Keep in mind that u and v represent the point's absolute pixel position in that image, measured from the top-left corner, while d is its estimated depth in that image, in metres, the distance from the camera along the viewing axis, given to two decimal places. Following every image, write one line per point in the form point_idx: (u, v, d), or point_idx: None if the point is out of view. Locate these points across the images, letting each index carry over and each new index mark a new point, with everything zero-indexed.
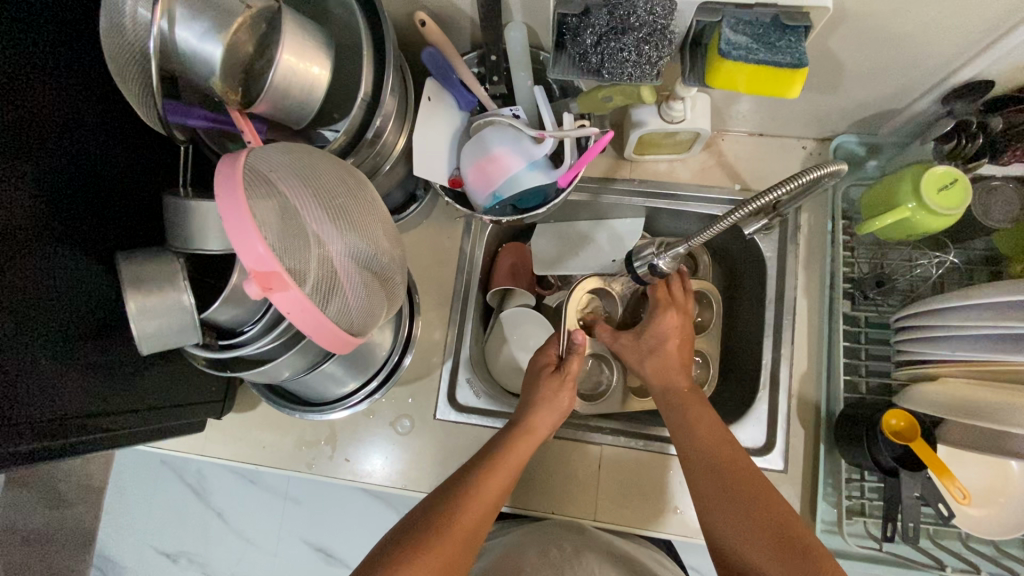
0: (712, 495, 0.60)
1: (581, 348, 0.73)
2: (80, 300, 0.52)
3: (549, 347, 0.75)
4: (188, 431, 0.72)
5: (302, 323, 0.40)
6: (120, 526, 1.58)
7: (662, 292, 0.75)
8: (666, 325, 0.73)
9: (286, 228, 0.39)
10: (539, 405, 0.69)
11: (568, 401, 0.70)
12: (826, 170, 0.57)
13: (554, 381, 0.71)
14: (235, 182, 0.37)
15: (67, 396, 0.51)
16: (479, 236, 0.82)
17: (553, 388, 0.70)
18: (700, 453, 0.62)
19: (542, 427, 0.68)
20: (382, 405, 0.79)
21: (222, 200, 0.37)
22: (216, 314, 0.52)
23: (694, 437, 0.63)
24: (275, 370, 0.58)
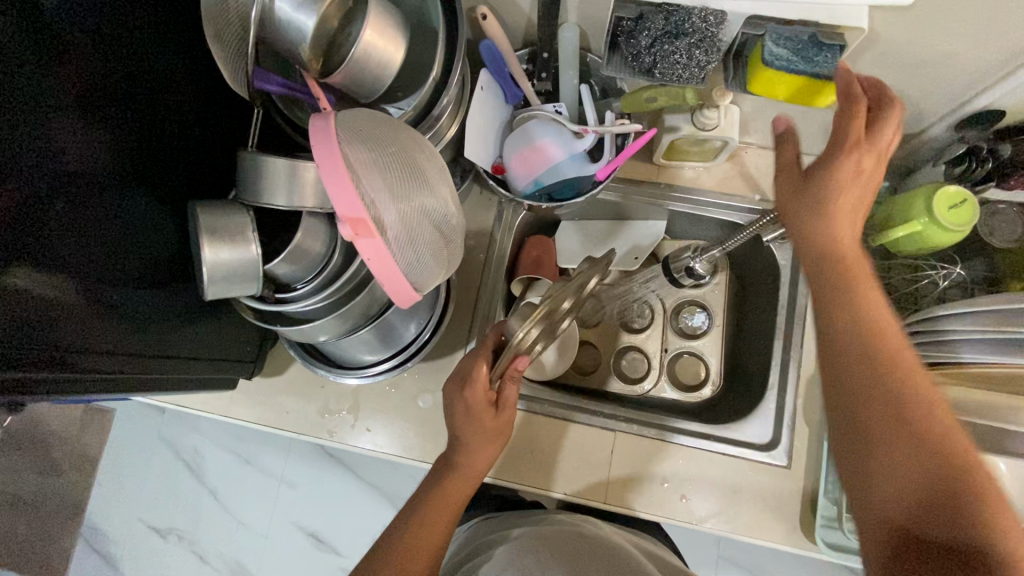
0: (859, 399, 0.50)
1: (518, 374, 0.66)
2: (144, 246, 0.56)
3: (480, 375, 0.65)
4: (218, 386, 0.75)
5: (375, 265, 0.43)
6: (110, 497, 1.57)
7: (859, 124, 0.50)
8: (851, 181, 0.51)
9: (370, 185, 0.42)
10: (477, 444, 0.67)
11: (510, 423, 0.68)
12: None
13: (490, 420, 0.66)
14: (331, 140, 0.41)
15: (122, 333, 0.54)
16: (509, 225, 0.86)
17: (486, 424, 0.66)
18: (857, 348, 0.50)
19: (476, 462, 0.68)
20: (405, 379, 0.81)
21: (320, 153, 0.40)
22: (274, 268, 0.56)
23: (866, 385, 0.50)
24: (315, 331, 0.61)
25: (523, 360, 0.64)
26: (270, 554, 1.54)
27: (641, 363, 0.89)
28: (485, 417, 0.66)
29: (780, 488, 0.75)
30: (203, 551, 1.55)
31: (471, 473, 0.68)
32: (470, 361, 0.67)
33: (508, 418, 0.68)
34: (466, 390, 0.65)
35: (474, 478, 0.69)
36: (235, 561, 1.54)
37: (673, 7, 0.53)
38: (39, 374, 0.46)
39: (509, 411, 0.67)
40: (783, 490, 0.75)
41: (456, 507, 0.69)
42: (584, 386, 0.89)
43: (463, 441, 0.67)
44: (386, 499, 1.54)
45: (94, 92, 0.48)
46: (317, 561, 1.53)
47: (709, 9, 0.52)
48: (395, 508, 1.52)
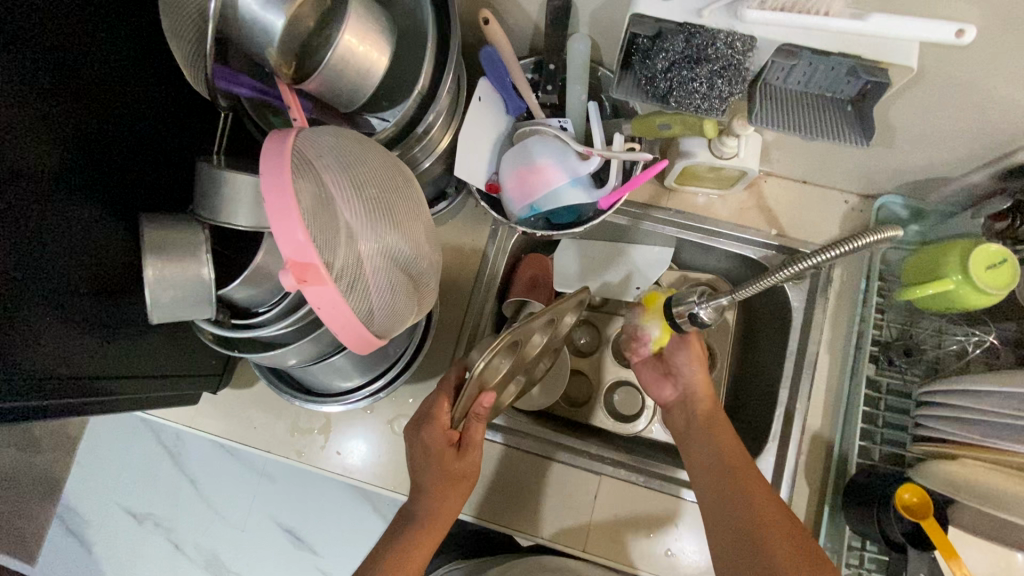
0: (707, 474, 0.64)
1: (484, 412, 0.62)
2: (92, 257, 0.50)
3: (440, 415, 0.62)
4: (180, 401, 0.69)
5: (328, 317, 0.37)
6: (87, 479, 1.55)
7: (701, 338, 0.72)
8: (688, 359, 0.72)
9: (327, 221, 0.37)
10: (440, 489, 0.64)
11: (477, 463, 0.65)
12: (884, 236, 0.51)
13: (455, 461, 0.63)
14: (282, 175, 0.35)
15: (70, 354, 0.49)
16: (503, 243, 0.80)
17: (451, 466, 0.63)
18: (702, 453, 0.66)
19: (447, 506, 0.65)
20: (381, 401, 0.76)
21: (268, 182, 0.35)
22: (233, 293, 0.50)
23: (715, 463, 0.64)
24: (283, 357, 0.56)
25: (486, 397, 0.60)
26: (245, 548, 1.51)
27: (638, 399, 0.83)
28: (447, 459, 0.62)
29: None
30: (179, 540, 1.53)
31: (443, 516, 0.65)
32: (431, 399, 0.64)
33: (474, 457, 0.64)
34: (425, 431, 0.63)
35: (440, 525, 0.65)
36: (209, 551, 1.52)
37: (695, 29, 0.47)
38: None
39: (475, 452, 0.64)
40: None
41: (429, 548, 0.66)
42: (573, 419, 0.83)
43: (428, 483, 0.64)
44: (367, 501, 1.50)
45: (22, 82, 0.42)
46: (292, 559, 1.50)
47: (736, 34, 0.46)
48: (376, 511, 1.49)
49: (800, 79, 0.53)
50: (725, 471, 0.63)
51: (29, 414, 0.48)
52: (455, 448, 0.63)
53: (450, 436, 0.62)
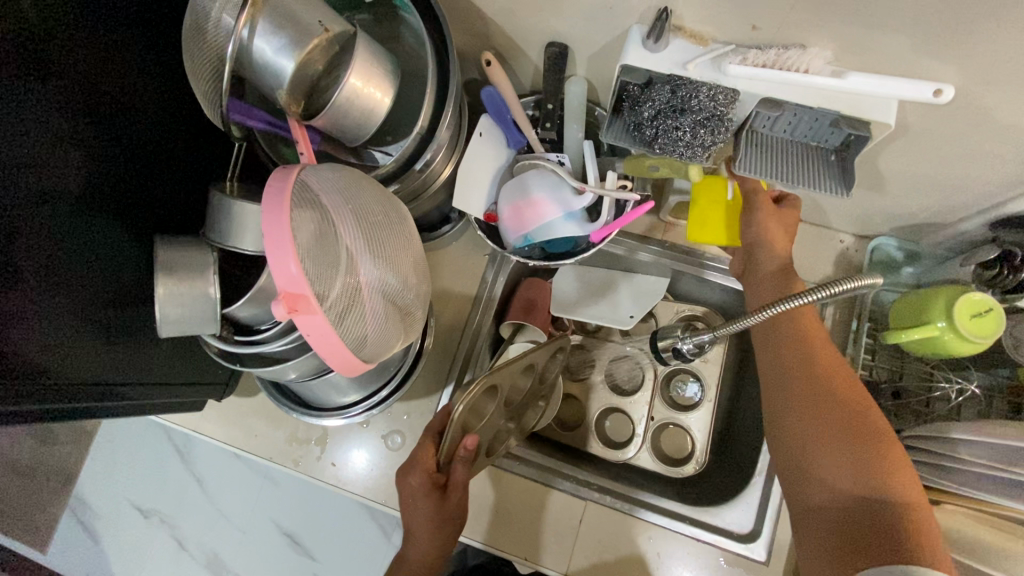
0: (792, 354, 0.61)
1: (468, 454, 0.63)
2: (111, 271, 0.54)
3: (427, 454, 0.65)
4: (187, 407, 0.73)
5: (319, 344, 0.40)
6: (100, 473, 1.60)
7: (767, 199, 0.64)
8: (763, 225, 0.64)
9: (322, 253, 0.40)
10: (426, 530, 0.65)
11: (462, 507, 0.66)
12: (867, 283, 0.52)
13: (441, 503, 0.64)
14: (281, 214, 0.38)
15: (90, 362, 0.53)
16: (503, 267, 0.83)
17: (438, 506, 0.64)
18: (784, 340, 0.62)
19: (436, 549, 0.66)
20: (377, 416, 0.79)
21: (266, 216, 0.38)
22: (237, 311, 0.54)
23: (802, 356, 0.60)
24: (283, 372, 0.59)
25: (468, 439, 0.62)
26: (247, 548, 1.54)
27: (630, 426, 0.84)
28: (432, 500, 0.64)
29: None
30: (183, 537, 1.58)
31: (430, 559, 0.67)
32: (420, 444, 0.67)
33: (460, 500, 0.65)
34: (410, 474, 0.65)
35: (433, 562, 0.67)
36: (212, 550, 1.56)
37: (682, 80, 0.50)
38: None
39: (459, 494, 0.64)
40: None
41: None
42: (564, 443, 0.85)
43: (421, 530, 0.66)
44: (366, 509, 1.52)
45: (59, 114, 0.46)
46: (291, 562, 1.52)
47: (719, 86, 0.49)
48: (374, 520, 1.51)
49: (786, 128, 0.54)
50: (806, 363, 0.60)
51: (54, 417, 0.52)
52: (439, 490, 0.64)
53: (436, 475, 0.64)
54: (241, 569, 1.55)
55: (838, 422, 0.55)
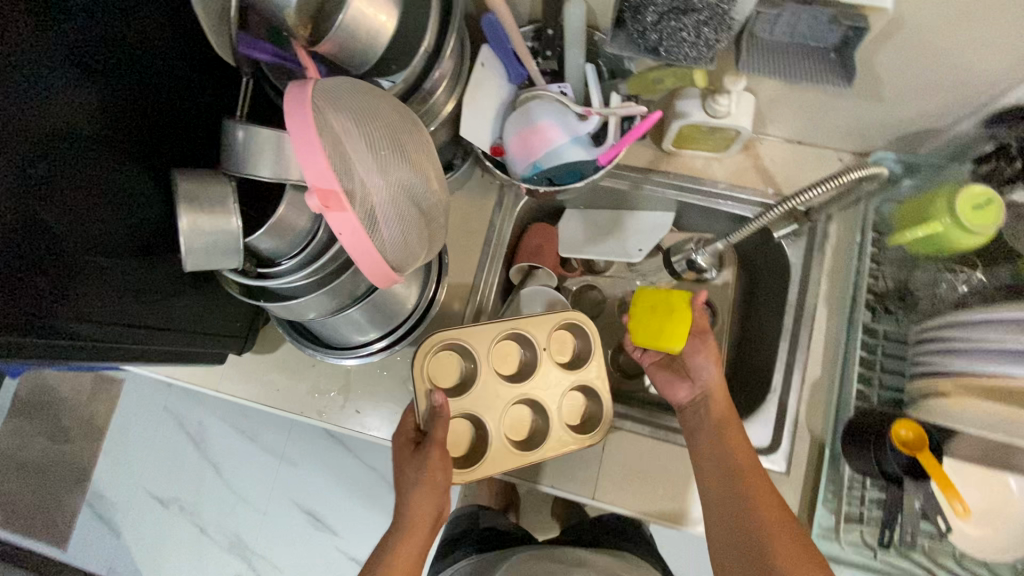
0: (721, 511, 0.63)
1: (441, 407, 0.66)
2: (129, 214, 0.55)
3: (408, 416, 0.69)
4: (209, 360, 0.74)
5: (351, 244, 0.41)
6: (115, 465, 1.61)
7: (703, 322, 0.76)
8: (702, 354, 0.74)
9: (347, 150, 0.40)
10: (408, 494, 0.64)
11: (437, 468, 0.64)
12: (868, 171, 0.64)
13: (414, 462, 0.64)
14: (307, 124, 0.38)
15: (110, 303, 0.54)
16: (510, 210, 0.84)
17: (413, 468, 0.64)
18: (710, 457, 0.66)
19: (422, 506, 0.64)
20: (396, 363, 0.80)
21: (293, 126, 0.38)
22: (258, 242, 0.55)
23: (729, 478, 0.64)
24: (302, 309, 0.60)
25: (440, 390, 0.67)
26: (267, 530, 1.54)
27: None
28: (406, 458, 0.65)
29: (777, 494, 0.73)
30: (203, 522, 1.56)
31: (423, 518, 0.64)
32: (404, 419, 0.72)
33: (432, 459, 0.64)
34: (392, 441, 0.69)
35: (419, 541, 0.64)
36: (233, 533, 1.55)
37: None
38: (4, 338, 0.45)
39: (434, 455, 0.64)
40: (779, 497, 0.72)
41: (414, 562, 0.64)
42: None
43: (406, 489, 0.64)
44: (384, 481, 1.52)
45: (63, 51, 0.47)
46: (312, 540, 1.52)
47: None
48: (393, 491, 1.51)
49: (786, 29, 0.55)
50: (737, 473, 0.64)
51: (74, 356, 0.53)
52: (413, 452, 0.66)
53: (412, 433, 0.67)
54: (264, 551, 1.53)
55: (753, 540, 0.59)
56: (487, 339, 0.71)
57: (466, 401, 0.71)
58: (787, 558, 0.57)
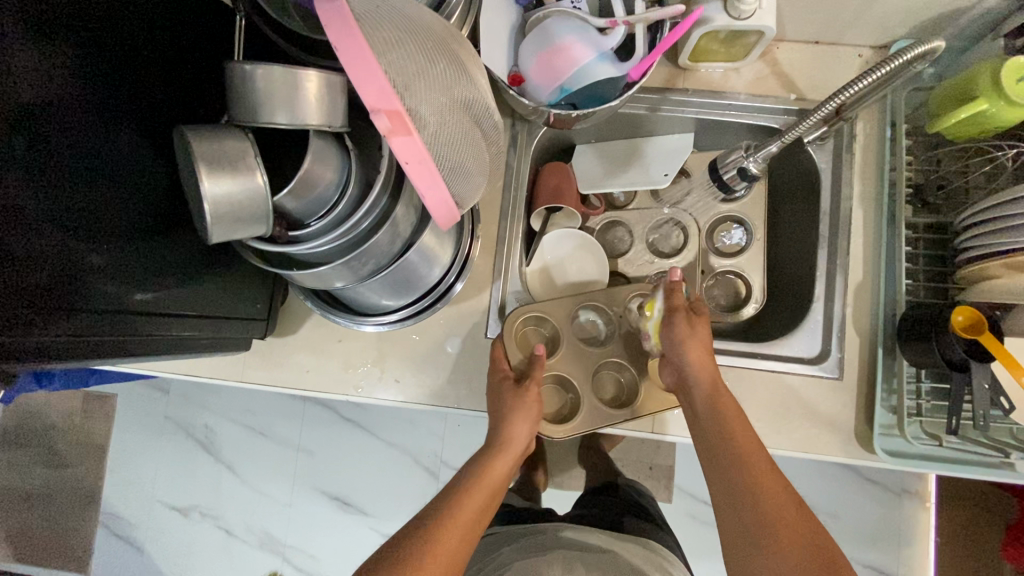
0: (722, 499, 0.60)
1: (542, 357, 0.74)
2: (134, 193, 0.49)
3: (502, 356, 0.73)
4: (233, 348, 0.70)
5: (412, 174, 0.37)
6: (123, 482, 1.54)
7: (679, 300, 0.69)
8: (678, 333, 0.67)
9: (406, 64, 0.35)
10: (509, 421, 0.70)
11: (535, 403, 0.72)
12: (931, 46, 0.58)
13: (512, 395, 0.70)
14: (357, 41, 0.33)
15: (127, 290, 0.49)
16: (524, 151, 0.79)
17: (514, 402, 0.70)
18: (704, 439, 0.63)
19: (517, 434, 0.71)
20: (429, 326, 0.76)
21: (340, 45, 0.33)
22: (283, 202, 0.48)
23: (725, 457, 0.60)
24: (328, 277, 0.54)
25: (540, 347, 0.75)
26: (296, 522, 1.50)
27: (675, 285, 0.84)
28: (506, 391, 0.71)
29: (833, 400, 0.73)
30: (229, 524, 1.52)
31: (514, 444, 0.71)
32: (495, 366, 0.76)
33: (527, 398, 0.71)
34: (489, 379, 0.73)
35: (492, 484, 0.69)
36: (262, 530, 1.51)
37: None
38: (12, 341, 0.40)
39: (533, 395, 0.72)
40: (836, 402, 0.72)
41: (503, 475, 0.71)
42: None
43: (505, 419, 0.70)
44: (409, 456, 1.49)
45: (31, 9, 0.39)
46: (344, 525, 1.49)
47: None
48: (419, 465, 1.48)
49: None
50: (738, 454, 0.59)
51: (105, 351, 0.49)
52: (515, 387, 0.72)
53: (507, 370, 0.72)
54: (297, 542, 1.50)
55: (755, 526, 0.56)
56: (568, 308, 0.77)
57: (556, 363, 0.77)
58: (787, 544, 0.54)
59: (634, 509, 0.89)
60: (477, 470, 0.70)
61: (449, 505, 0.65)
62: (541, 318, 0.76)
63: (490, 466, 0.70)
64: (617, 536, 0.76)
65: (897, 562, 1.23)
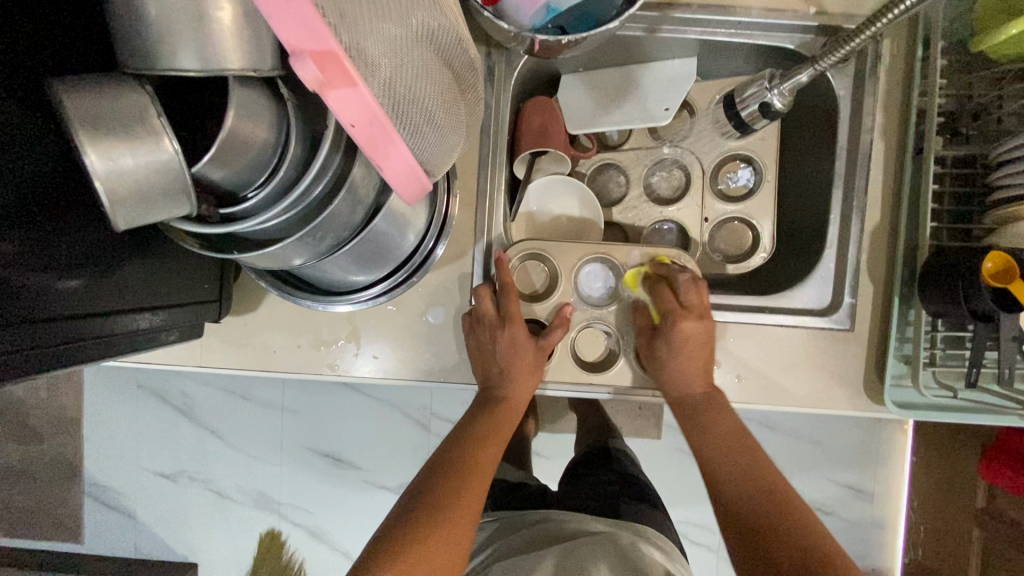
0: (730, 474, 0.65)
1: (564, 314, 0.68)
2: (13, 168, 0.39)
3: (487, 297, 0.66)
4: (185, 339, 0.60)
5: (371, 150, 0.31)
6: (104, 454, 1.49)
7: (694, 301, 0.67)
8: (683, 330, 0.66)
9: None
10: (510, 375, 0.68)
11: (536, 363, 0.68)
12: None
13: (519, 348, 0.67)
14: None
15: (31, 293, 0.41)
16: (503, 87, 0.68)
17: (519, 356, 0.67)
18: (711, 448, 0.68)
19: (519, 393, 0.69)
20: (407, 295, 0.68)
21: None
22: (209, 172, 0.38)
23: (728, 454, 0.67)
24: (283, 256, 0.45)
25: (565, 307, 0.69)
26: (288, 481, 1.48)
27: (678, 232, 0.77)
28: (513, 345, 0.67)
29: (843, 352, 0.68)
30: (220, 487, 1.49)
31: (515, 400, 0.69)
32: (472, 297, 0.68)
33: (521, 359, 0.68)
34: (487, 322, 0.66)
35: (499, 439, 0.68)
36: (255, 491, 1.49)
37: None
38: None
39: (540, 357, 0.68)
40: (845, 354, 0.68)
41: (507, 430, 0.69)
42: None
43: (506, 369, 0.67)
44: (397, 410, 1.46)
45: None
46: (337, 480, 1.48)
47: None
48: (409, 417, 1.46)
49: None
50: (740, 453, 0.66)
51: (18, 368, 0.40)
52: (528, 341, 0.68)
53: (497, 316, 0.67)
54: (291, 500, 1.48)
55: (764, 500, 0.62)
56: (575, 257, 0.69)
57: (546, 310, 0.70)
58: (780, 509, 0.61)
59: (626, 488, 0.88)
60: (486, 423, 0.68)
61: (463, 451, 0.65)
62: (543, 256, 0.69)
63: (494, 422, 0.68)
64: (613, 523, 0.74)
65: (878, 482, 1.27)
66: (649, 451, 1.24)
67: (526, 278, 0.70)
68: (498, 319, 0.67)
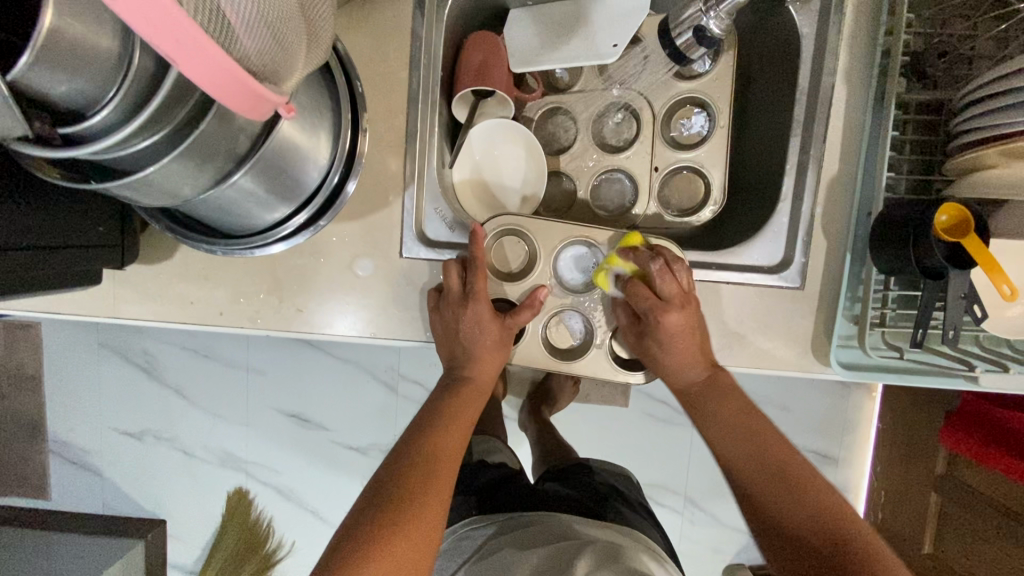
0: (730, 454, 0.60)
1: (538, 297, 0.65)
2: None
3: (455, 272, 0.62)
4: (80, 285, 0.56)
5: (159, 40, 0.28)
6: (66, 411, 1.47)
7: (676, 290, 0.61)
8: (671, 327, 0.61)
9: None
10: (476, 357, 0.64)
11: (503, 348, 0.64)
12: None
13: (487, 331, 0.63)
14: None
15: None
16: (434, 18, 0.62)
17: (487, 338, 0.63)
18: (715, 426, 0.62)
19: (486, 375, 0.65)
20: (332, 244, 0.64)
21: None
22: (44, 83, 0.33)
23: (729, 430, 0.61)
24: (163, 187, 0.41)
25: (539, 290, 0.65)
26: (255, 440, 1.47)
27: (628, 184, 0.72)
28: (481, 327, 0.63)
29: (791, 311, 0.65)
30: (186, 445, 1.48)
31: (481, 382, 0.65)
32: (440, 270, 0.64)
33: (487, 341, 0.64)
34: (456, 304, 0.62)
35: (466, 421, 0.63)
36: (221, 450, 1.48)
37: None
38: None
39: (507, 344, 0.64)
40: (793, 313, 0.65)
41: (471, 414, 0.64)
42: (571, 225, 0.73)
43: (471, 349, 0.64)
44: (363, 371, 1.43)
45: None
46: (302, 440, 1.46)
47: None
48: (376, 379, 1.44)
49: None
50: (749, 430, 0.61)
51: None
52: (495, 324, 0.63)
53: (463, 294, 0.62)
54: (258, 459, 1.47)
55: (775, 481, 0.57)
56: (554, 237, 0.66)
57: (519, 289, 0.67)
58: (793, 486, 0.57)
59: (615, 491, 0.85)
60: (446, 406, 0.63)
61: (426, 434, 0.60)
62: (519, 231, 0.66)
63: (457, 404, 0.63)
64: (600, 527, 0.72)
65: (841, 447, 1.27)
66: (614, 414, 1.22)
67: (500, 255, 0.67)
68: (462, 296, 0.62)
